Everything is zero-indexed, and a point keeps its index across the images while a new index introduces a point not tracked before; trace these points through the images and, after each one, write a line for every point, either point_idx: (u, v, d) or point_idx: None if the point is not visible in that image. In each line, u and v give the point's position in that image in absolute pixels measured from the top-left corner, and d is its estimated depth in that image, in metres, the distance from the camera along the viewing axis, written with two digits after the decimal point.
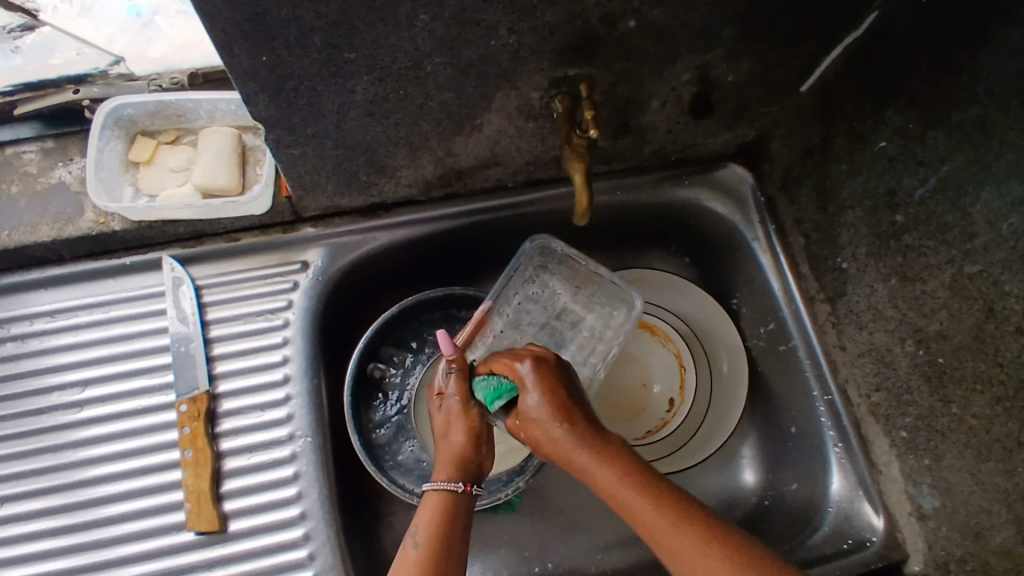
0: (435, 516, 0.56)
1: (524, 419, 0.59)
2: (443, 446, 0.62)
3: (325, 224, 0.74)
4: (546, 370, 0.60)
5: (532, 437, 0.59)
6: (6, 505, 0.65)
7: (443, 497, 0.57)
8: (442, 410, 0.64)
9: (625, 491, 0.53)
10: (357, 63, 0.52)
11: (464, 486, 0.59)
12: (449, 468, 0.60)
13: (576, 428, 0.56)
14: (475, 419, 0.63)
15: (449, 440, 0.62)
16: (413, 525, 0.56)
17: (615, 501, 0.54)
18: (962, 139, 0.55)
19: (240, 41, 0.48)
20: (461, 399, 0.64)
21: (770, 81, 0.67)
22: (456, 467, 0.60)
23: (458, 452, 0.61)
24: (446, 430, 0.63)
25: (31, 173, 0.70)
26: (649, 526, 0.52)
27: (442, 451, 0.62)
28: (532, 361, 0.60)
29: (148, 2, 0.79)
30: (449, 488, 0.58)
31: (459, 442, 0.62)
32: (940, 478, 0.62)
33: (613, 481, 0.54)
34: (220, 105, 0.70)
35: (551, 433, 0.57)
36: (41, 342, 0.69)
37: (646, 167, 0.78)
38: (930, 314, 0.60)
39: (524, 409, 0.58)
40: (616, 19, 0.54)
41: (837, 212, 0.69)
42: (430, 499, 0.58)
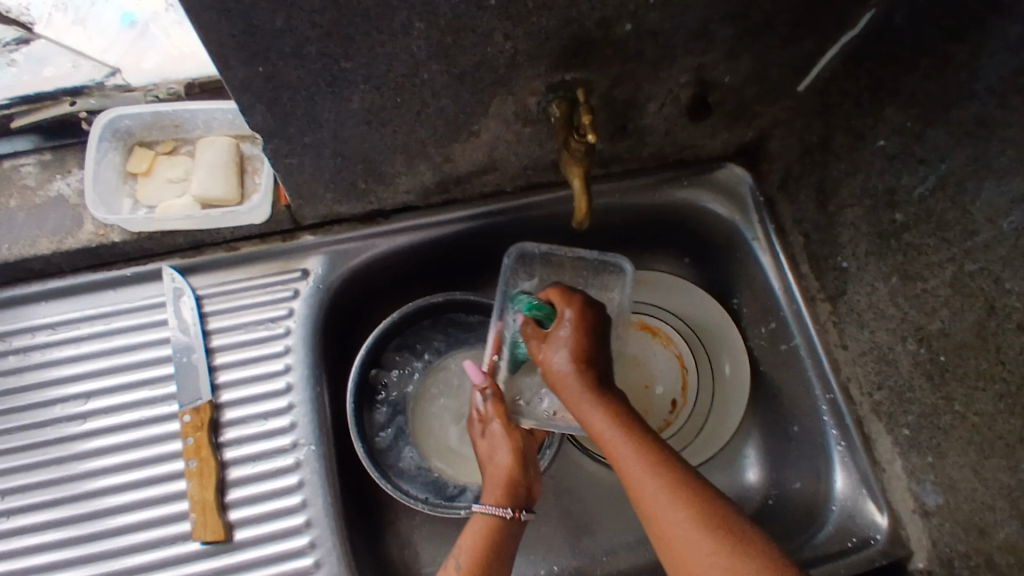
0: (479, 541, 0.60)
1: (548, 345, 0.61)
2: (490, 468, 0.65)
3: (324, 232, 0.74)
4: (583, 318, 0.62)
5: (545, 369, 0.61)
6: (12, 518, 0.65)
7: (489, 520, 0.61)
8: (486, 434, 0.66)
9: (618, 437, 0.55)
10: (354, 72, 0.52)
11: (513, 512, 0.62)
12: (496, 493, 0.63)
13: (587, 375, 0.59)
14: (519, 443, 0.65)
15: (496, 463, 0.65)
16: (457, 548, 0.60)
17: (604, 445, 0.56)
18: (962, 138, 0.55)
19: (237, 53, 0.48)
20: (504, 422, 0.66)
21: (768, 82, 0.67)
22: (504, 493, 0.63)
23: (505, 476, 0.64)
24: (492, 453, 0.65)
25: (29, 186, 0.70)
26: (633, 474, 0.53)
27: (490, 472, 0.65)
28: (579, 308, 0.63)
29: (142, 10, 0.77)
30: (497, 514, 0.61)
31: (505, 465, 0.64)
32: (944, 475, 0.62)
33: (609, 428, 0.56)
34: (217, 115, 0.70)
35: (561, 374, 0.59)
36: (43, 355, 0.69)
37: (645, 168, 0.78)
38: (931, 312, 0.60)
39: (556, 341, 0.61)
40: (613, 24, 0.54)
41: (836, 211, 0.69)
42: (477, 520, 0.61)
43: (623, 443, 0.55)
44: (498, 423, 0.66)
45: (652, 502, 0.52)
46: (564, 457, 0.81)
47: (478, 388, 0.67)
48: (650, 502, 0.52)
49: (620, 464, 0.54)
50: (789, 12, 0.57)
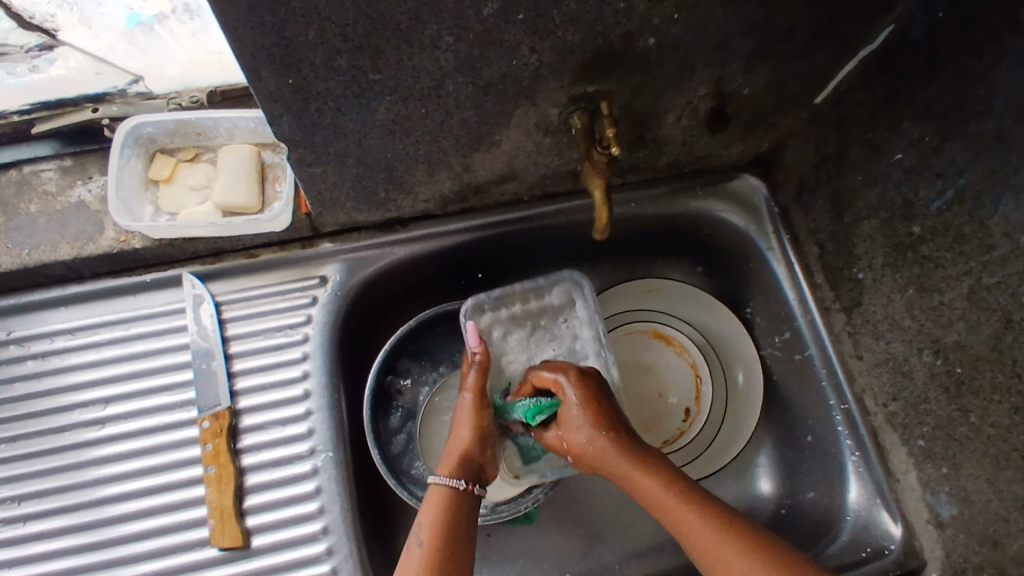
0: (439, 511, 0.59)
1: (565, 428, 0.63)
2: (450, 440, 0.65)
3: (343, 239, 0.74)
4: (582, 378, 0.64)
5: (572, 446, 0.63)
6: (30, 523, 0.65)
7: (445, 490, 0.60)
8: (456, 405, 0.67)
9: (674, 503, 0.56)
10: (381, 83, 0.53)
11: (466, 484, 0.61)
12: (450, 464, 0.62)
13: (619, 440, 0.60)
14: (484, 420, 0.65)
15: (458, 436, 0.65)
16: (417, 524, 0.58)
17: (664, 513, 0.56)
18: (980, 153, 0.56)
19: (267, 64, 0.48)
20: (474, 396, 0.66)
21: (785, 95, 0.68)
22: (457, 464, 0.62)
23: (463, 449, 0.63)
24: (455, 425, 0.66)
25: (49, 192, 0.70)
26: (699, 539, 0.54)
27: (448, 445, 0.65)
28: (575, 376, 0.64)
29: (147, 8, 0.76)
30: (451, 484, 0.60)
31: (465, 438, 0.64)
32: (958, 487, 0.63)
33: (665, 495, 0.57)
34: (239, 123, 0.70)
35: (599, 446, 0.60)
36: (61, 360, 0.69)
37: (660, 178, 0.78)
38: (947, 325, 0.61)
39: (569, 413, 0.63)
40: (637, 38, 0.54)
41: (852, 223, 0.70)
42: (434, 492, 0.60)
43: (683, 509, 0.55)
44: (469, 397, 0.66)
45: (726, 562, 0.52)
46: None
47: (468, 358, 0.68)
48: (724, 563, 0.52)
49: (682, 528, 0.55)
50: (809, 26, 0.58)
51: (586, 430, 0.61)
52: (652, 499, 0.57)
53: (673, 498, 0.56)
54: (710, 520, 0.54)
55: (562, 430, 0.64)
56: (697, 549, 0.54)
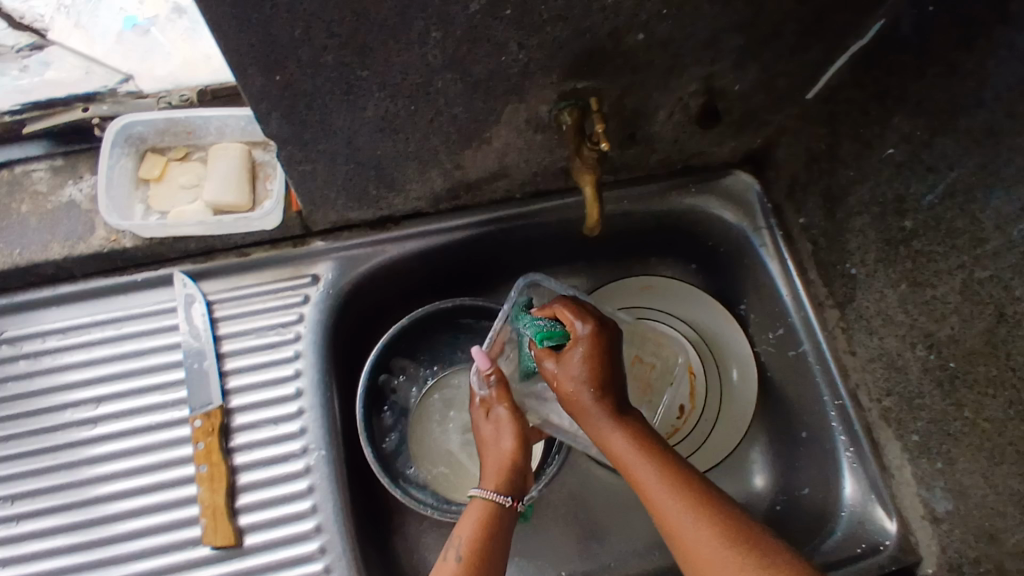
0: (477, 524, 0.59)
1: (563, 367, 0.61)
2: (493, 451, 0.66)
3: (334, 238, 0.74)
4: (596, 330, 0.62)
5: (562, 393, 0.62)
6: (23, 523, 0.65)
7: (488, 505, 0.61)
8: (489, 419, 0.67)
9: (636, 461, 0.58)
10: (369, 80, 0.52)
11: (511, 501, 0.62)
12: (498, 479, 0.63)
13: (600, 395, 0.60)
14: (523, 428, 0.67)
15: (501, 448, 0.66)
16: (456, 535, 0.58)
17: (626, 468, 0.59)
18: (971, 146, 0.56)
19: (254, 62, 0.48)
20: (509, 407, 0.67)
21: (777, 91, 0.67)
22: (506, 479, 0.63)
23: (510, 459, 0.65)
24: (495, 438, 0.66)
25: (41, 192, 0.70)
26: (653, 495, 0.56)
27: (491, 457, 0.66)
28: (594, 326, 0.62)
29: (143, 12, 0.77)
30: (497, 499, 0.61)
31: (509, 449, 0.65)
32: (953, 481, 0.62)
33: (631, 452, 0.58)
34: (229, 121, 0.70)
35: (581, 394, 0.60)
36: (54, 360, 0.69)
37: (653, 175, 0.78)
38: (940, 319, 0.61)
39: (570, 358, 0.61)
40: (625, 34, 0.54)
41: (845, 218, 0.70)
42: (475, 506, 0.61)
43: (643, 466, 0.57)
44: (503, 408, 0.67)
45: (671, 517, 0.54)
46: (572, 462, 0.81)
47: (483, 373, 0.67)
48: (668, 517, 0.54)
49: (639, 484, 0.57)
50: (798, 22, 0.58)
51: (581, 377, 0.60)
52: (618, 453, 0.59)
53: (636, 455, 0.58)
54: (667, 479, 0.56)
55: (558, 367, 0.62)
56: (649, 502, 0.56)
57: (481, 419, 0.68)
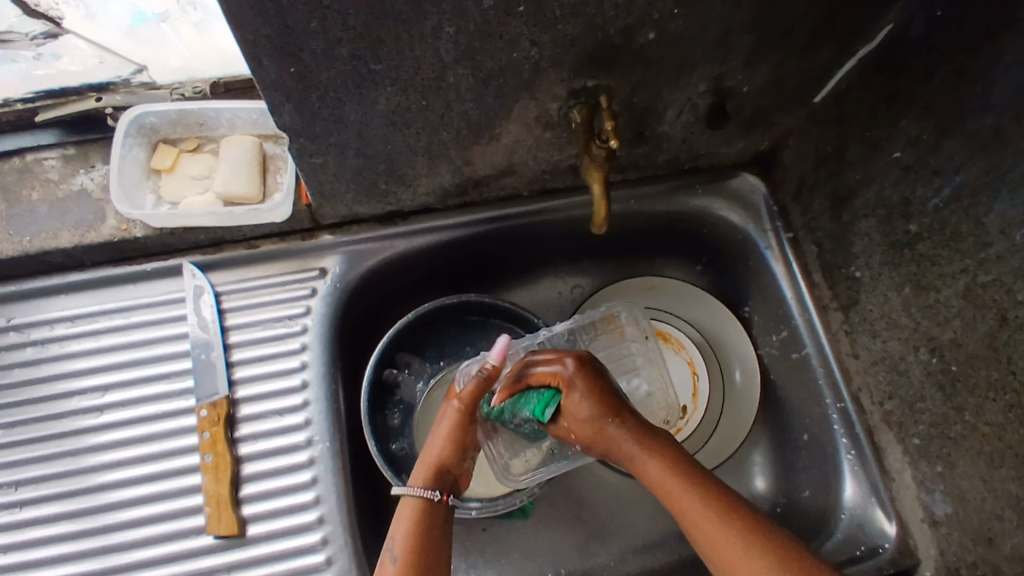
0: (409, 523, 0.57)
1: (569, 418, 0.63)
2: (430, 448, 0.63)
3: (344, 231, 0.75)
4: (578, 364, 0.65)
5: (582, 436, 0.63)
6: (26, 509, 0.65)
7: (415, 502, 0.59)
8: (442, 411, 0.65)
9: (677, 487, 0.57)
10: (382, 73, 0.53)
11: (441, 496, 0.59)
12: (426, 474, 0.61)
13: (620, 424, 0.61)
14: (467, 430, 0.64)
15: (437, 444, 0.63)
16: (391, 537, 0.57)
17: (666, 497, 0.57)
18: (976, 150, 0.56)
19: (269, 52, 0.49)
20: (463, 405, 0.63)
21: (785, 93, 0.68)
22: (433, 475, 0.61)
23: (441, 457, 0.62)
24: (436, 432, 0.64)
25: (52, 180, 0.71)
26: (699, 524, 0.54)
27: (429, 452, 0.63)
28: (574, 367, 0.64)
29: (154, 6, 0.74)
30: (425, 496, 0.59)
31: (444, 446, 0.63)
32: (953, 485, 0.63)
33: (672, 480, 0.57)
34: (241, 114, 0.71)
35: (602, 428, 0.61)
36: (61, 347, 0.70)
37: (660, 176, 0.79)
38: (943, 323, 0.61)
39: (572, 404, 0.63)
40: (636, 32, 0.55)
41: (851, 222, 0.70)
42: (404, 503, 0.59)
43: (685, 493, 0.56)
44: (456, 405, 0.64)
45: (721, 547, 0.53)
46: None
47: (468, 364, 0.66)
48: (718, 546, 0.53)
49: (676, 503, 0.56)
50: (808, 24, 0.58)
51: (590, 413, 0.62)
52: (656, 482, 0.58)
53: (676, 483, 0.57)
54: (711, 506, 0.55)
55: (568, 420, 0.64)
56: (697, 534, 0.55)
57: (439, 411, 0.66)
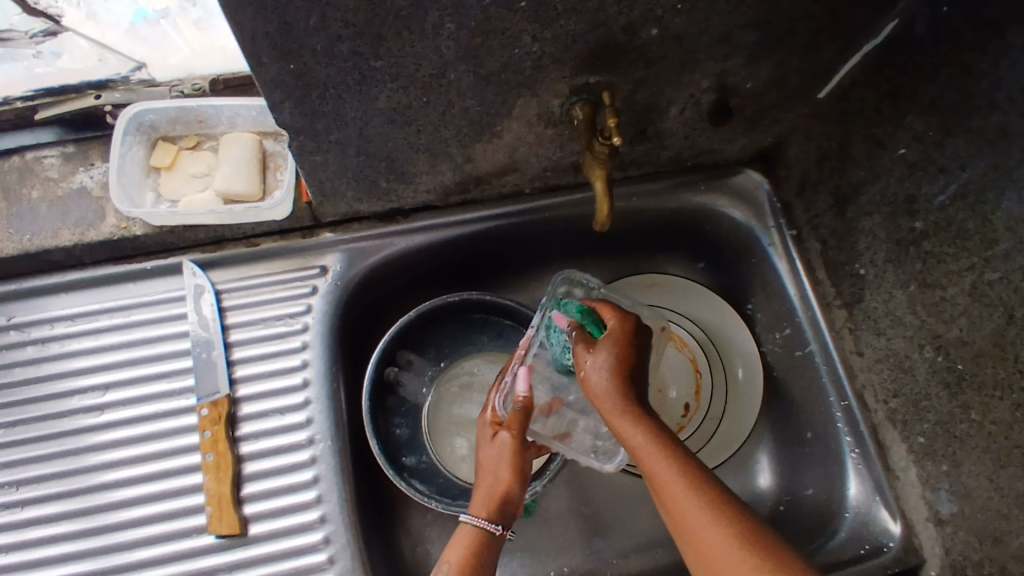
0: (467, 550, 0.58)
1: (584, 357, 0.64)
2: (489, 478, 0.63)
3: (343, 229, 0.74)
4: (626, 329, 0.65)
5: (587, 386, 0.63)
6: (27, 508, 0.65)
7: (478, 533, 0.59)
8: (494, 441, 0.65)
9: (677, 489, 0.54)
10: (382, 71, 0.53)
11: (502, 529, 0.60)
12: (489, 505, 0.61)
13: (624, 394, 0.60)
14: (525, 462, 0.64)
15: (498, 475, 0.63)
16: (444, 562, 0.57)
17: (665, 494, 0.54)
18: (983, 146, 0.56)
19: (268, 49, 0.48)
20: (515, 434, 0.65)
21: (790, 88, 0.67)
22: (497, 507, 0.61)
23: (504, 490, 0.62)
24: (494, 463, 0.64)
25: (51, 178, 0.70)
26: (700, 528, 0.51)
27: (488, 483, 0.63)
28: (620, 329, 0.64)
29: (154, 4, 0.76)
30: (489, 528, 0.59)
31: (505, 478, 0.63)
32: (959, 484, 0.62)
33: (674, 480, 0.54)
34: (241, 111, 0.71)
35: (607, 393, 0.61)
36: (61, 346, 0.69)
37: (663, 172, 0.78)
38: (949, 320, 0.61)
39: (608, 345, 0.63)
40: (639, 27, 0.54)
41: (855, 218, 0.69)
42: (463, 532, 0.59)
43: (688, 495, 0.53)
44: (512, 435, 0.64)
45: (693, 524, 0.52)
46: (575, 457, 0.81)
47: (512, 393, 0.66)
48: (716, 553, 0.50)
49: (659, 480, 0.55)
50: (812, 18, 0.57)
51: (604, 373, 0.61)
52: (658, 479, 0.55)
53: (680, 483, 0.54)
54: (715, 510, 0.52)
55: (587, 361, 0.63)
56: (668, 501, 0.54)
57: (486, 440, 0.66)
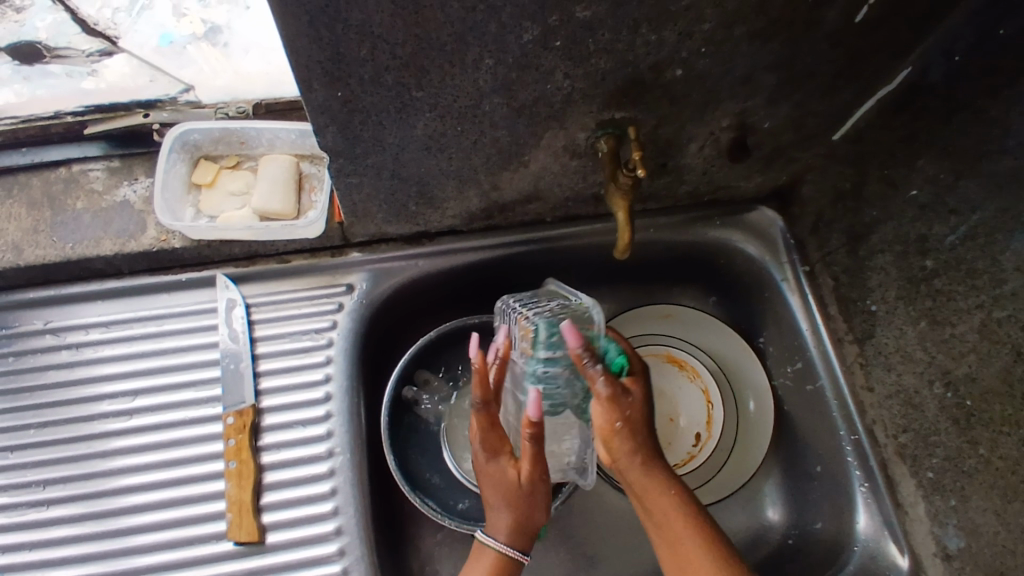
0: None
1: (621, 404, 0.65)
2: (515, 512, 0.63)
3: (371, 250, 0.77)
4: (613, 394, 0.60)
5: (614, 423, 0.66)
6: (51, 508, 0.67)
7: (507, 562, 0.62)
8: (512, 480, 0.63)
9: (662, 501, 0.63)
10: (423, 100, 0.56)
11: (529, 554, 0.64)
12: (514, 536, 0.63)
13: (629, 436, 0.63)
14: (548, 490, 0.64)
15: (526, 510, 0.63)
16: None
17: (665, 529, 0.62)
18: (993, 189, 0.59)
19: (320, 77, 0.52)
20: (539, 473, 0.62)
21: (806, 129, 0.71)
22: (522, 536, 0.63)
23: (530, 522, 0.64)
24: (514, 501, 0.63)
25: (96, 190, 0.74)
26: (683, 546, 0.60)
27: (510, 517, 0.63)
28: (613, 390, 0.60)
29: (180, 31, 0.81)
30: (519, 559, 0.63)
31: (533, 510, 0.63)
32: (966, 519, 0.63)
33: (673, 514, 0.62)
34: (281, 134, 0.74)
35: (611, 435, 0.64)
36: (94, 352, 0.72)
37: (680, 207, 0.81)
38: (958, 357, 0.63)
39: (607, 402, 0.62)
40: (665, 68, 0.57)
41: (868, 256, 0.72)
42: (489, 559, 0.62)
43: (679, 521, 0.61)
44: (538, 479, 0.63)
45: (674, 532, 0.61)
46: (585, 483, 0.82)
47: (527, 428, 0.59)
48: (683, 553, 0.60)
49: (644, 498, 0.63)
50: (831, 64, 0.61)
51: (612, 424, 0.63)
52: (635, 491, 0.64)
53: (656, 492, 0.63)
54: (698, 532, 0.61)
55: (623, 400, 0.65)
56: (652, 512, 0.63)
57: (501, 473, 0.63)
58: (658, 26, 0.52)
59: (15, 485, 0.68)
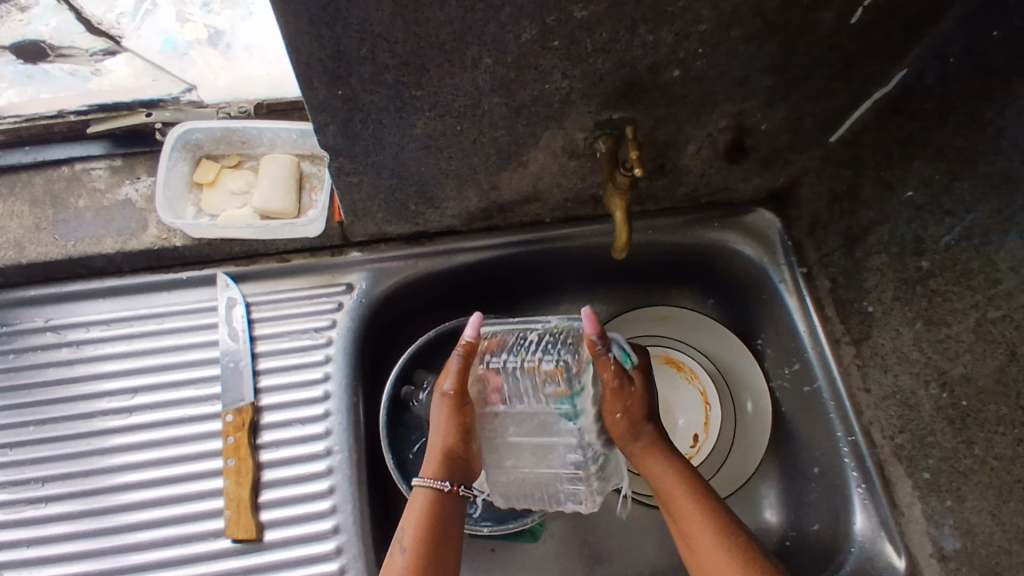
0: (420, 514, 0.59)
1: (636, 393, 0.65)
2: (435, 438, 0.63)
3: (371, 249, 0.78)
4: (615, 382, 0.61)
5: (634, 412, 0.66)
6: (50, 504, 0.67)
7: (428, 494, 0.60)
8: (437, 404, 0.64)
9: (675, 485, 0.61)
10: (422, 99, 0.56)
11: (450, 486, 0.61)
12: (435, 464, 0.62)
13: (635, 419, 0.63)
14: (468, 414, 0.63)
15: (440, 433, 0.63)
16: (401, 529, 0.59)
17: (677, 511, 0.60)
18: (986, 191, 0.59)
19: (321, 76, 0.52)
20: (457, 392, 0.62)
21: (802, 131, 0.71)
22: (442, 464, 0.62)
23: (445, 446, 0.62)
24: (436, 423, 0.63)
25: (98, 188, 0.74)
26: (695, 531, 0.58)
27: (432, 443, 0.63)
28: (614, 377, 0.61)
29: (184, 36, 0.81)
30: (435, 486, 0.60)
31: (448, 435, 0.62)
32: (962, 519, 0.63)
33: (684, 498, 0.60)
34: (282, 134, 0.75)
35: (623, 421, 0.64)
36: (94, 349, 0.72)
37: (677, 209, 0.82)
38: (954, 357, 0.63)
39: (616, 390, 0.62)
40: (662, 69, 0.58)
41: (864, 258, 0.72)
42: (417, 496, 0.61)
43: (690, 505, 0.59)
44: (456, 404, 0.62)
45: (685, 517, 0.59)
46: None
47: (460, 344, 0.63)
48: (695, 540, 0.58)
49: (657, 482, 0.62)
50: (826, 66, 0.62)
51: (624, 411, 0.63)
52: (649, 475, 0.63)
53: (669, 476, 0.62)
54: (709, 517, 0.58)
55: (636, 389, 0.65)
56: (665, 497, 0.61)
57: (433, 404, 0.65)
58: (655, 26, 0.53)
59: (15, 481, 0.68)
